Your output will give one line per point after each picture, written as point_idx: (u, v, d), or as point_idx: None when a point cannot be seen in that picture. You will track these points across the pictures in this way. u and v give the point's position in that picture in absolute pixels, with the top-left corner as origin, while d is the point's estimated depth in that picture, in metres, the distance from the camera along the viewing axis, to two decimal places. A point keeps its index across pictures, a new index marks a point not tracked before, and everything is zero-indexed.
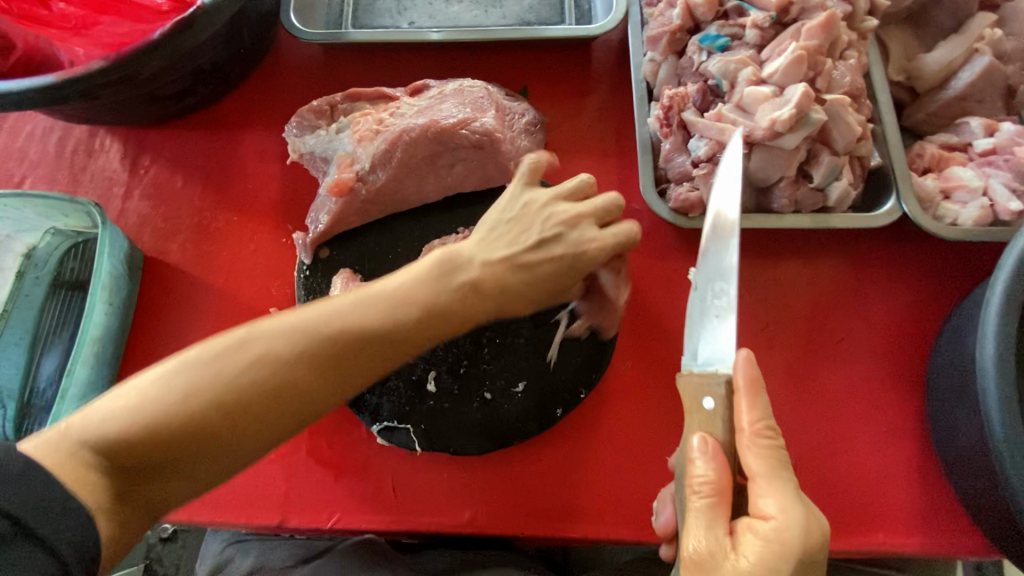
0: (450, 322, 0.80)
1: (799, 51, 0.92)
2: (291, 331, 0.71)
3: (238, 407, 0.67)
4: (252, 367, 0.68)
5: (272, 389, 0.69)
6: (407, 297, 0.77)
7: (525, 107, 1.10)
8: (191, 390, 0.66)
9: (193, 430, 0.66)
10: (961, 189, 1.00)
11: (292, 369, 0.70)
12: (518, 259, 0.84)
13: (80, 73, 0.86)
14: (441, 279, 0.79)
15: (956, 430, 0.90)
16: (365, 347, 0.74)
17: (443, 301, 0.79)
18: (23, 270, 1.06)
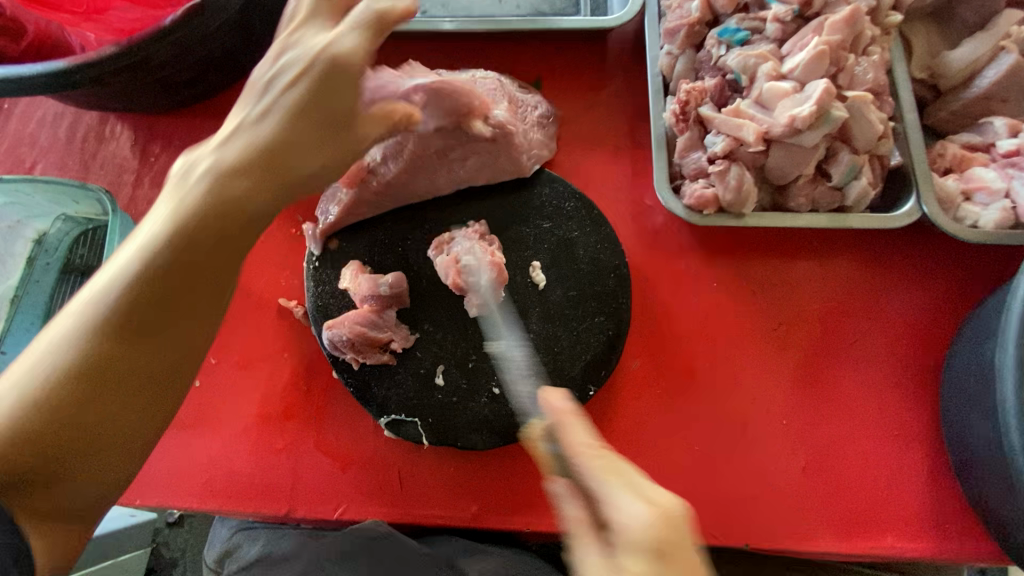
0: (229, 230, 0.64)
1: (822, 46, 0.89)
2: (89, 299, 0.60)
3: (112, 372, 0.61)
4: (62, 345, 0.59)
5: (118, 339, 0.60)
6: (156, 230, 0.62)
7: (538, 99, 1.09)
8: (26, 396, 0.58)
9: (61, 412, 0.59)
10: (982, 191, 0.98)
11: (114, 319, 0.60)
12: (249, 156, 0.65)
13: (91, 60, 0.85)
14: (213, 199, 0.64)
15: (969, 436, 0.89)
16: (166, 270, 0.61)
17: (213, 217, 0.63)
18: (34, 255, 1.07)
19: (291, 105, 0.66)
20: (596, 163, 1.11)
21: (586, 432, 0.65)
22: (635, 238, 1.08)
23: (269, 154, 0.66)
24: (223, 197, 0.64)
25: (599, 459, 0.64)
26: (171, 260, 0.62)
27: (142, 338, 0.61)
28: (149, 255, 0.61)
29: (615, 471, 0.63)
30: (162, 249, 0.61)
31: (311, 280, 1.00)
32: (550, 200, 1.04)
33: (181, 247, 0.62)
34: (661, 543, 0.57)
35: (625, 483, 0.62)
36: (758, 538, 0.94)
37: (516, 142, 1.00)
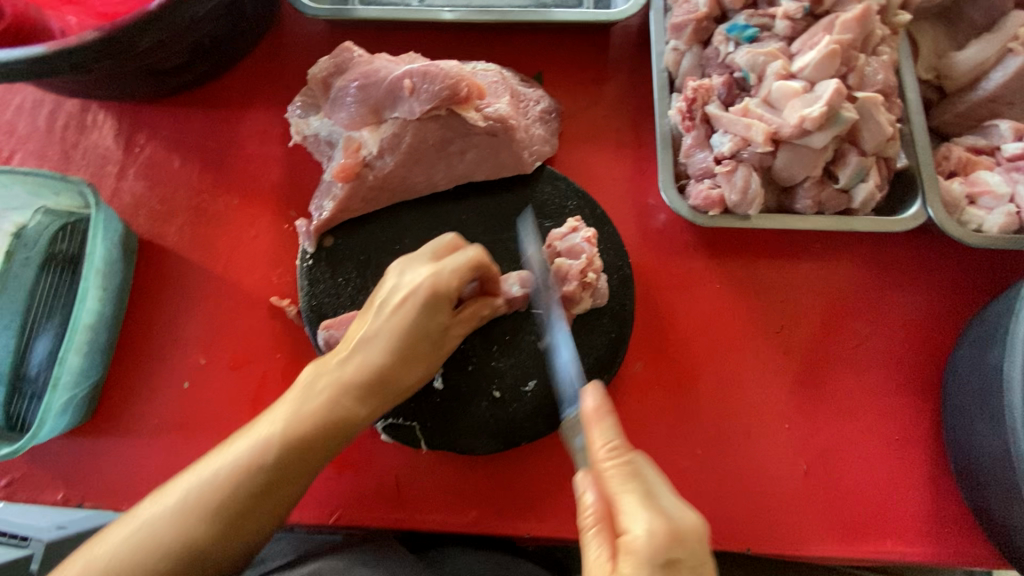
0: (406, 368, 0.81)
1: (832, 45, 0.87)
2: (303, 396, 0.76)
3: (313, 460, 0.74)
4: (287, 434, 0.73)
5: (328, 432, 0.75)
6: (358, 358, 0.79)
7: (541, 94, 1.06)
8: (241, 470, 0.71)
9: (277, 485, 0.72)
10: (987, 194, 0.97)
11: (332, 421, 0.75)
12: (427, 304, 0.80)
13: (73, 44, 0.81)
14: (400, 314, 0.80)
15: (972, 442, 0.89)
16: (385, 389, 0.79)
17: (406, 353, 0.80)
18: (13, 250, 1.02)
19: (452, 259, 0.82)
20: (599, 161, 1.09)
21: (607, 427, 0.68)
22: (637, 238, 1.06)
23: (440, 302, 0.80)
24: (411, 336, 0.79)
25: (620, 465, 0.66)
26: (384, 382, 0.79)
27: (350, 435, 0.77)
28: (359, 373, 0.78)
29: (631, 476, 0.66)
30: (374, 369, 0.78)
31: (305, 278, 0.96)
32: (553, 198, 1.01)
33: (396, 374, 0.80)
34: (676, 546, 0.60)
35: (643, 493, 0.64)
36: (760, 543, 0.93)
37: (518, 138, 0.97)
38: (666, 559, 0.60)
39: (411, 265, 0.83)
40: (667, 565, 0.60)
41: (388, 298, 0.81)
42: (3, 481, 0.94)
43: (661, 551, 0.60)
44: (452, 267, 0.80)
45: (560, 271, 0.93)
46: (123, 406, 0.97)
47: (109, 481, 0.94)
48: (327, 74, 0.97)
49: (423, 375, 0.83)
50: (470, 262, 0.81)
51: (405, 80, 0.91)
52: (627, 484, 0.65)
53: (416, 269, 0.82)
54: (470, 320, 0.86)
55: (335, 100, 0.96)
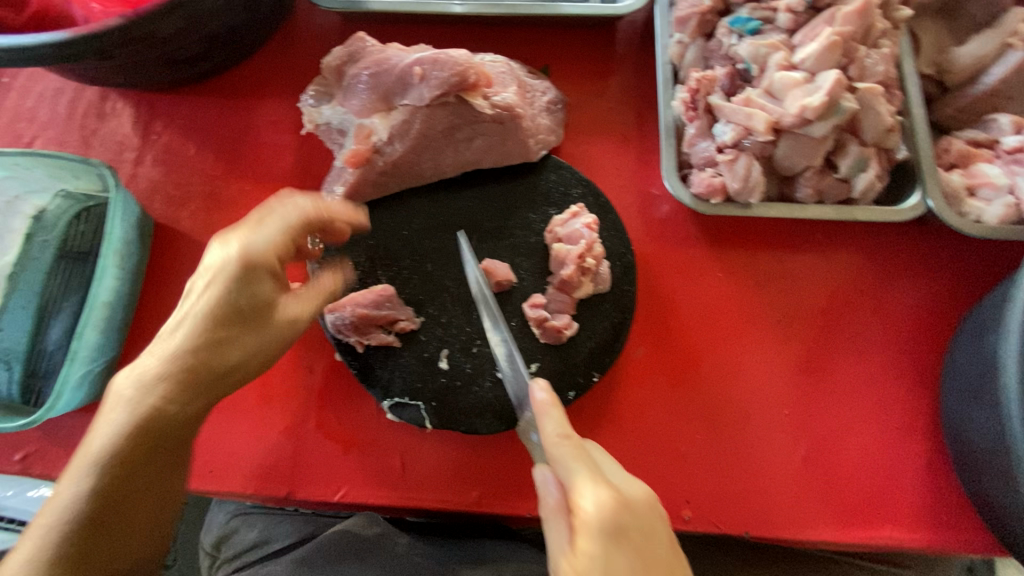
0: (239, 349, 0.72)
1: (833, 37, 0.89)
2: (107, 410, 0.66)
3: (142, 478, 0.67)
4: (109, 437, 0.65)
5: (142, 446, 0.66)
6: (168, 344, 0.69)
7: (547, 85, 1.09)
8: (88, 480, 0.64)
9: (122, 488, 0.66)
10: (987, 186, 0.98)
11: (137, 434, 0.66)
12: (238, 277, 0.71)
13: (96, 30, 0.83)
14: (213, 286, 0.70)
15: (971, 428, 0.90)
16: (203, 376, 0.70)
17: (225, 334, 0.71)
18: (32, 233, 1.03)
19: (281, 217, 0.76)
20: (604, 151, 1.11)
21: (555, 419, 0.71)
22: (640, 227, 1.08)
23: (256, 271, 0.72)
24: (231, 313, 0.71)
25: (571, 445, 0.69)
26: (205, 366, 0.70)
27: (171, 445, 0.69)
28: (158, 367, 0.68)
29: (581, 455, 0.69)
30: (181, 365, 0.68)
31: (315, 261, 0.99)
32: (557, 187, 1.04)
33: (217, 357, 0.71)
34: (623, 512, 0.65)
35: (593, 470, 0.68)
36: (758, 527, 0.94)
37: (525, 126, 0.99)
38: (615, 528, 0.64)
39: (260, 217, 0.75)
40: (618, 533, 0.65)
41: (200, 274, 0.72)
42: (19, 454, 0.97)
43: (609, 521, 0.65)
44: (277, 229, 0.75)
45: (559, 255, 0.95)
46: None
47: None
48: (341, 63, 1.00)
49: (252, 363, 0.74)
50: (296, 223, 0.77)
51: (415, 67, 0.94)
52: (579, 464, 0.68)
53: (233, 230, 0.74)
54: (298, 295, 0.79)
55: (348, 88, 0.99)
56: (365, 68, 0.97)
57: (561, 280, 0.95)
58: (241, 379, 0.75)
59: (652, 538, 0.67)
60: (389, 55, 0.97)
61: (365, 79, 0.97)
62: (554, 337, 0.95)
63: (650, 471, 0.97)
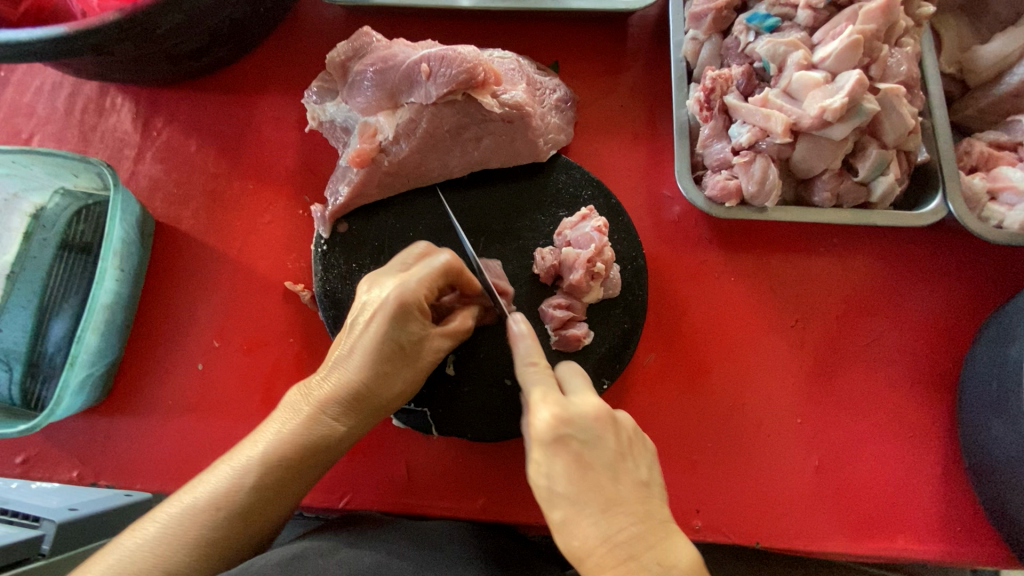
0: (391, 384, 0.78)
1: (856, 35, 0.86)
2: (283, 419, 0.75)
3: (303, 476, 0.74)
4: (268, 451, 0.72)
5: (310, 455, 0.74)
6: (334, 374, 0.77)
7: (557, 82, 1.06)
8: (233, 483, 0.71)
9: (269, 498, 0.72)
10: (1009, 190, 0.95)
11: (312, 442, 0.74)
12: (395, 319, 0.76)
13: (93, 24, 0.81)
14: (371, 329, 0.76)
15: (989, 441, 0.87)
16: (365, 404, 0.77)
17: (381, 369, 0.77)
18: (32, 231, 1.02)
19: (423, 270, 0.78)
20: (614, 151, 1.08)
21: (528, 345, 0.75)
22: (651, 230, 1.05)
23: (409, 316, 0.76)
24: (386, 354, 0.76)
25: (535, 370, 0.73)
26: (362, 397, 0.76)
27: (333, 453, 0.77)
28: (336, 389, 0.76)
29: (542, 379, 0.72)
30: (346, 391, 0.76)
31: (319, 263, 0.97)
32: (567, 188, 1.01)
33: (374, 389, 0.77)
34: (567, 424, 0.67)
35: (548, 390, 0.70)
36: (770, 537, 0.93)
37: (534, 125, 0.97)
38: (556, 439, 0.66)
39: (403, 261, 0.82)
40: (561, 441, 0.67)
41: (362, 313, 0.78)
42: (20, 458, 0.96)
43: (556, 433, 0.66)
44: (425, 277, 0.78)
45: (574, 258, 0.91)
46: (138, 388, 0.98)
47: (124, 459, 0.95)
48: (346, 59, 0.97)
49: (404, 388, 0.79)
50: (439, 271, 0.79)
51: (422, 64, 0.91)
52: (538, 383, 0.71)
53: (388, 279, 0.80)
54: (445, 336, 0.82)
55: (352, 85, 0.96)
56: (369, 66, 0.95)
57: (572, 286, 0.92)
58: (395, 404, 0.80)
59: (601, 450, 0.67)
60: (395, 51, 0.95)
61: (369, 76, 0.94)
62: (572, 344, 0.93)
63: (658, 480, 0.95)
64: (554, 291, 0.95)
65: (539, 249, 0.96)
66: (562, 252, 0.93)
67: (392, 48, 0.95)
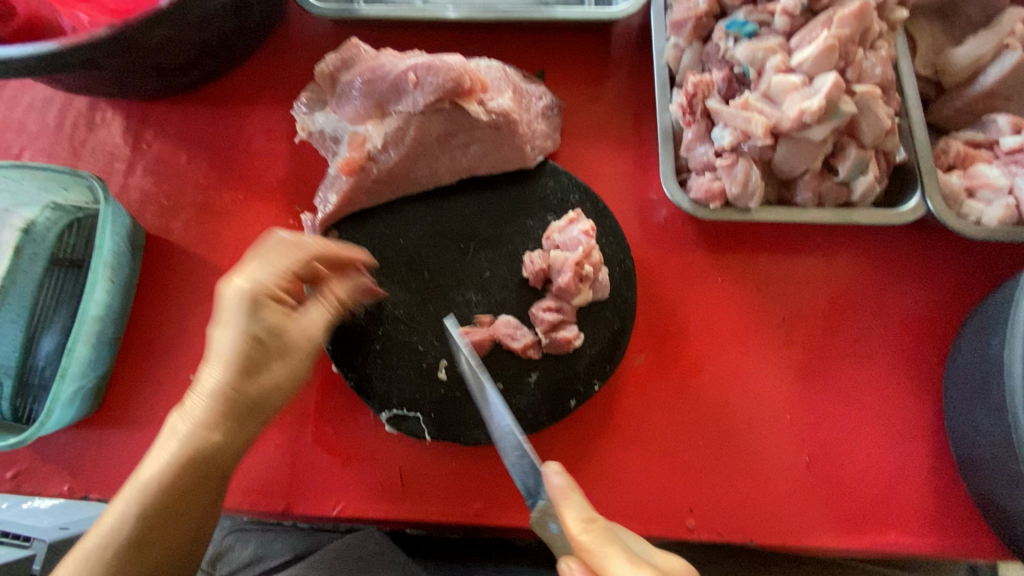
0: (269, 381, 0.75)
1: (831, 39, 0.88)
2: (162, 442, 0.72)
3: (191, 490, 0.72)
4: (151, 478, 0.70)
5: (192, 470, 0.71)
6: (201, 386, 0.73)
7: (543, 90, 1.08)
8: (124, 516, 0.69)
9: (162, 519, 0.70)
10: (987, 187, 0.98)
11: (192, 453, 0.71)
12: (249, 309, 0.73)
13: (84, 40, 0.82)
14: (224, 327, 0.73)
15: (976, 434, 0.88)
16: (245, 407, 0.74)
17: (251, 367, 0.73)
18: (21, 245, 1.01)
19: (271, 255, 0.78)
20: (600, 156, 1.10)
21: (575, 503, 0.67)
22: (639, 232, 1.07)
23: (260, 304, 0.74)
24: (249, 350, 0.73)
25: (592, 532, 0.65)
26: (238, 402, 0.73)
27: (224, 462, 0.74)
28: (208, 402, 0.72)
29: (609, 538, 0.65)
30: (218, 396, 0.72)
31: None
32: (554, 193, 1.02)
33: (252, 390, 0.74)
34: None
35: (631, 554, 0.64)
36: (762, 535, 0.93)
37: (521, 132, 0.99)
38: None
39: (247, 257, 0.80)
40: None
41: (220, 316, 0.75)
42: (10, 473, 0.95)
43: None
44: (275, 266, 0.77)
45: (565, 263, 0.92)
46: (129, 400, 0.98)
47: (116, 472, 0.95)
48: (334, 69, 0.99)
49: (283, 380, 0.77)
50: (287, 251, 0.79)
51: (409, 74, 0.93)
52: (610, 547, 0.64)
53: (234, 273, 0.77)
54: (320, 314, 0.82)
55: (341, 95, 0.98)
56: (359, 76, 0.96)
57: (562, 291, 0.94)
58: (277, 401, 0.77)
59: None
60: (383, 61, 0.97)
61: (358, 86, 0.96)
62: (562, 347, 0.94)
63: (651, 480, 0.95)
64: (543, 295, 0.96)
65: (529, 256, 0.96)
66: (551, 257, 0.94)
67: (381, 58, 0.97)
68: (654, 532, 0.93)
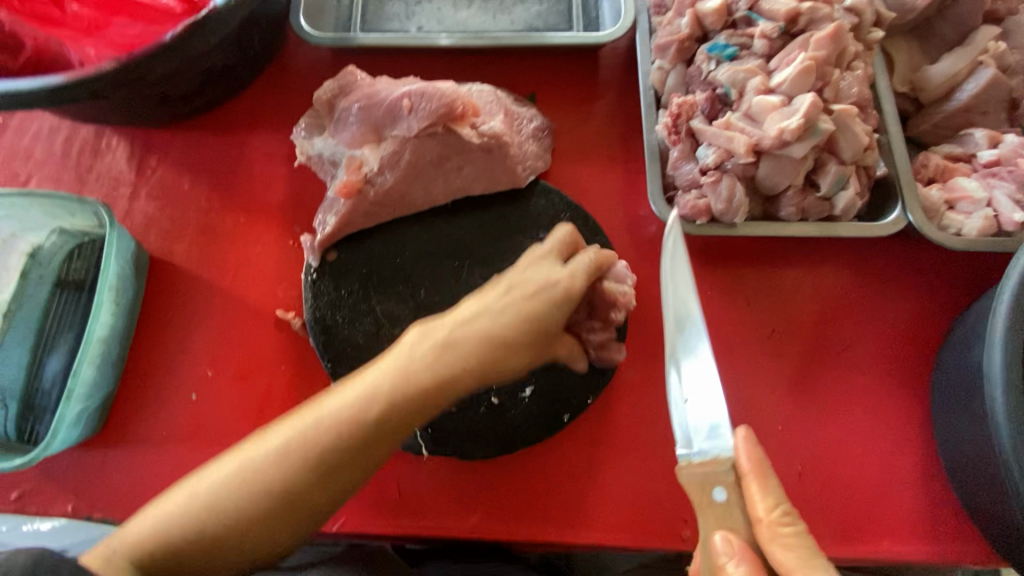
0: (409, 419, 0.76)
1: (807, 61, 0.92)
2: (278, 434, 0.72)
3: (285, 501, 0.70)
4: (316, 438, 0.72)
5: (324, 475, 0.72)
6: (374, 396, 0.74)
7: (534, 113, 1.12)
8: (280, 455, 0.71)
9: (285, 488, 0.70)
10: (965, 200, 1.01)
11: (354, 446, 0.73)
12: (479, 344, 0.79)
13: (90, 73, 0.86)
14: (429, 355, 0.78)
15: (962, 440, 0.90)
16: (393, 433, 0.75)
17: (412, 400, 0.75)
18: (28, 269, 1.05)
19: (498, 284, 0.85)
20: (591, 175, 1.13)
21: (777, 491, 0.75)
22: (629, 248, 1.10)
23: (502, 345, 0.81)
24: (428, 386, 0.76)
25: (786, 525, 0.74)
26: (393, 427, 0.75)
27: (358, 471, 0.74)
28: (380, 414, 0.74)
29: (796, 541, 0.73)
30: (393, 401, 0.74)
31: (309, 291, 1.00)
32: (546, 211, 1.06)
33: (402, 421, 0.75)
34: None
35: (805, 555, 0.72)
36: None
37: (512, 153, 1.02)
38: None
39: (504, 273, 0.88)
40: None
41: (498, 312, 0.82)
42: (14, 494, 0.97)
43: None
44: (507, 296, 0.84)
45: (608, 294, 0.91)
46: (132, 419, 1.00)
47: (119, 491, 0.96)
48: (332, 96, 1.03)
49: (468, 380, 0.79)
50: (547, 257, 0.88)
51: (404, 100, 0.98)
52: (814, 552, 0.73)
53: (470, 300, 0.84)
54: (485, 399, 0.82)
55: (338, 121, 1.02)
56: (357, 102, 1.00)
57: (605, 315, 0.93)
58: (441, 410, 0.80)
59: None
60: (380, 87, 1.01)
61: (355, 112, 1.00)
62: (608, 359, 0.95)
63: (647, 491, 0.97)
64: (584, 317, 0.94)
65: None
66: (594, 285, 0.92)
67: (378, 84, 1.02)
68: (651, 543, 0.94)
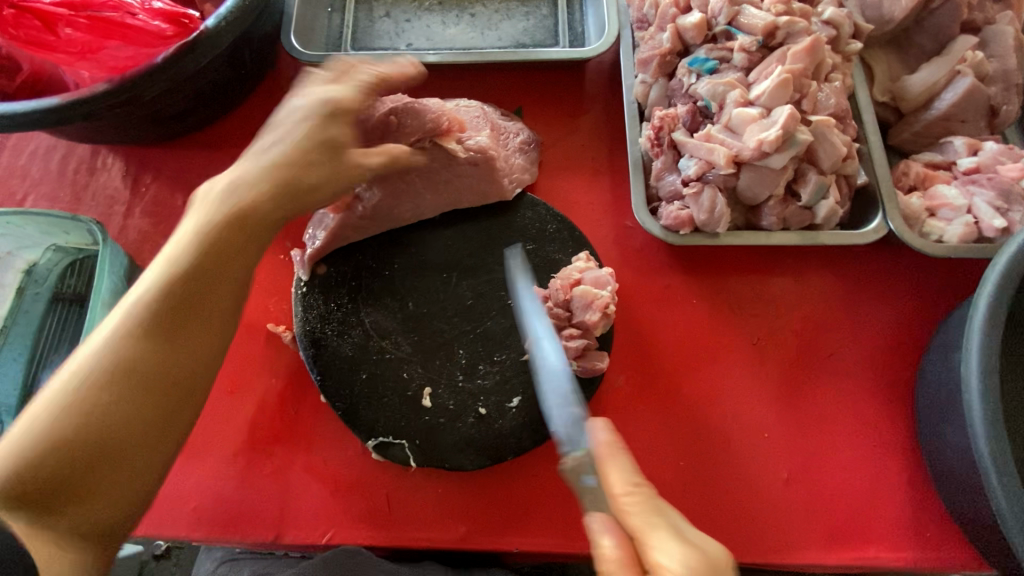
0: (212, 288, 0.73)
1: (784, 74, 0.94)
2: (68, 361, 0.65)
3: (134, 439, 0.65)
4: (125, 321, 0.67)
5: (149, 401, 0.66)
6: (159, 267, 0.71)
7: (520, 127, 1.14)
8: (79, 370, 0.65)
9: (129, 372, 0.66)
10: (946, 207, 1.03)
11: (171, 302, 0.69)
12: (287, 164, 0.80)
13: (85, 95, 0.88)
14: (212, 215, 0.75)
15: (945, 446, 0.91)
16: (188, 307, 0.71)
17: (215, 250, 0.73)
18: (24, 286, 1.07)
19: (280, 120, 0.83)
20: (577, 186, 1.15)
21: (625, 466, 0.69)
22: (616, 258, 1.11)
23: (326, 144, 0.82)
24: (215, 245, 0.73)
25: (641, 501, 0.68)
26: (186, 302, 0.71)
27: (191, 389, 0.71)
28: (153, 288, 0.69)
29: (649, 511, 0.68)
30: (166, 301, 0.69)
31: (299, 305, 1.01)
32: (533, 223, 1.07)
33: (197, 285, 0.71)
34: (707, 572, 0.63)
35: (662, 527, 0.67)
36: (747, 553, 0.94)
37: (499, 167, 1.04)
38: None
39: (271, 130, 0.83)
40: None
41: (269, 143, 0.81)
42: None
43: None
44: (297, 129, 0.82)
45: (586, 298, 0.95)
46: None
47: None
48: None
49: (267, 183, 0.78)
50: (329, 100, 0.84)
51: (390, 116, 0.98)
52: (653, 521, 0.67)
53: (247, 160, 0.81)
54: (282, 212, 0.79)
55: None
56: None
57: (583, 322, 0.95)
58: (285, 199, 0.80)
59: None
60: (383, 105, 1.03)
61: None
62: (590, 369, 0.96)
63: None
64: (564, 324, 0.97)
65: (537, 291, 0.99)
66: (574, 290, 0.96)
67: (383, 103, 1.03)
68: None
